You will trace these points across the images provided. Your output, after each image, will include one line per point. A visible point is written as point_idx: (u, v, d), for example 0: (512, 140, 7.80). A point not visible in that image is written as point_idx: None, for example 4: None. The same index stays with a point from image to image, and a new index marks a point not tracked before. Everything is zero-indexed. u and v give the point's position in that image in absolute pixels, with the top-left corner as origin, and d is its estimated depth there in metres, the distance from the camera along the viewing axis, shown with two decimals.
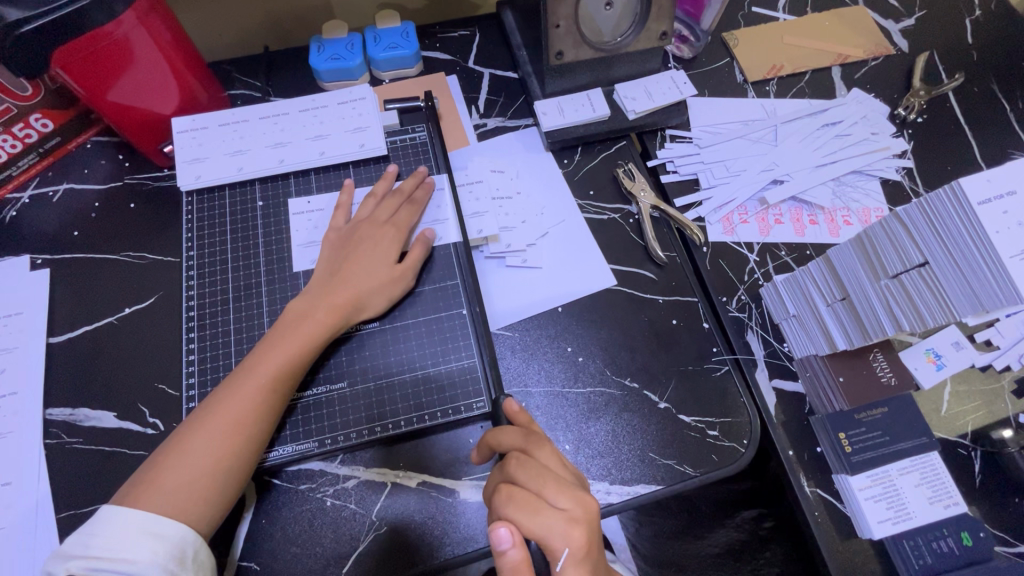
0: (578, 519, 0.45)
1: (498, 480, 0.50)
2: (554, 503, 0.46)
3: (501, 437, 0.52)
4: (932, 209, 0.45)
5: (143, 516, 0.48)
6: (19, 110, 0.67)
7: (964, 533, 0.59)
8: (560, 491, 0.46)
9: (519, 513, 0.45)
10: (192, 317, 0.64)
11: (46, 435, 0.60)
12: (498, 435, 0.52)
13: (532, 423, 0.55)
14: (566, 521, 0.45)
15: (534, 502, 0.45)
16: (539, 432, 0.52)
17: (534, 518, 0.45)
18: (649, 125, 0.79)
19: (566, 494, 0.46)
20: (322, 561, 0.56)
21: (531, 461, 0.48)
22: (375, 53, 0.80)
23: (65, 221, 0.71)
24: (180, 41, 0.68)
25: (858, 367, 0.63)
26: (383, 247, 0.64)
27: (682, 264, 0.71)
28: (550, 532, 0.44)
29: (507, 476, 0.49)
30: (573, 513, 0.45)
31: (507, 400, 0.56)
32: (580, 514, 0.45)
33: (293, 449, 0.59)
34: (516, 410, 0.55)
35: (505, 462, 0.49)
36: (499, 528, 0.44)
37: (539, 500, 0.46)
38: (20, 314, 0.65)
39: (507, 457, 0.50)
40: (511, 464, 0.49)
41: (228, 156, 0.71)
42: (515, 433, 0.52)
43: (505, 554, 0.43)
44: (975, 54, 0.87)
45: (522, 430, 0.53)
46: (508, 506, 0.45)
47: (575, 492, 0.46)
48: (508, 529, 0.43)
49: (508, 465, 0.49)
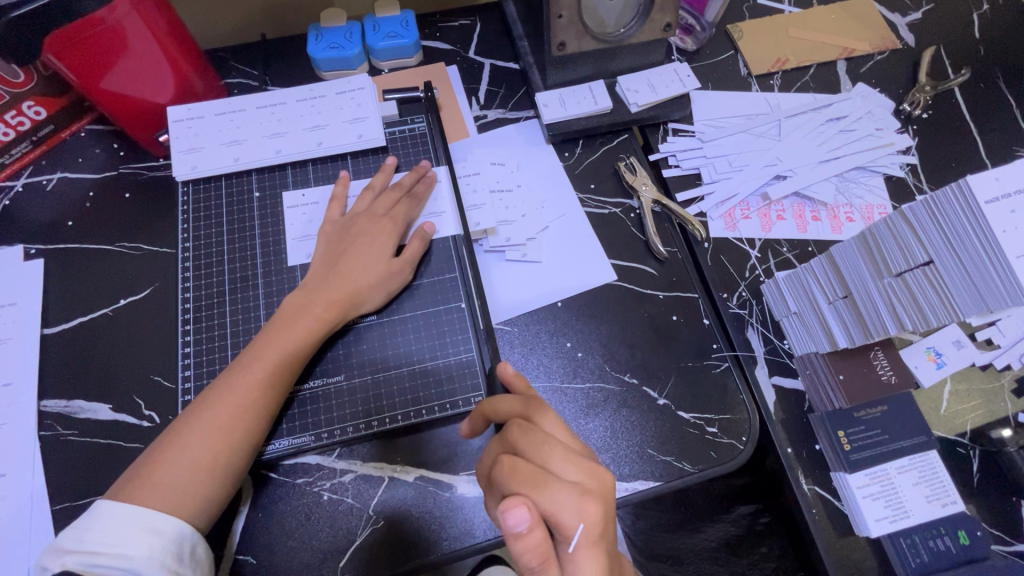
0: (590, 492, 0.42)
1: (499, 452, 0.47)
2: (562, 476, 0.43)
3: (501, 407, 0.51)
4: (939, 207, 0.44)
5: (139, 511, 0.48)
6: (11, 97, 0.66)
7: (960, 532, 0.59)
8: (568, 463, 0.44)
9: (527, 487, 0.42)
10: (188, 309, 0.64)
11: (40, 427, 0.60)
12: (499, 405, 0.51)
13: (528, 388, 0.54)
14: (578, 494, 0.42)
15: (540, 475, 0.43)
16: (539, 399, 0.50)
17: (544, 492, 0.42)
18: (651, 118, 0.78)
19: (576, 468, 0.44)
20: (319, 555, 0.55)
21: (536, 431, 0.46)
22: (374, 42, 0.78)
23: (60, 210, 0.70)
24: (176, 31, 0.67)
25: (858, 365, 0.63)
26: (381, 239, 0.63)
27: (683, 259, 0.70)
28: (563, 508, 0.41)
29: (510, 447, 0.46)
30: (585, 486, 0.43)
31: (502, 366, 0.55)
32: (592, 488, 0.43)
33: (290, 443, 0.58)
34: (510, 375, 0.54)
35: (506, 432, 0.47)
36: (513, 507, 0.39)
37: (546, 473, 0.43)
38: (14, 304, 0.65)
39: (509, 426, 0.48)
40: (514, 433, 0.46)
41: (224, 146, 0.70)
42: (515, 402, 0.50)
43: (522, 537, 0.39)
44: (982, 49, 0.86)
45: (520, 398, 0.51)
46: (513, 481, 0.42)
47: (584, 464, 0.44)
48: (524, 508, 0.39)
49: (510, 432, 0.46)
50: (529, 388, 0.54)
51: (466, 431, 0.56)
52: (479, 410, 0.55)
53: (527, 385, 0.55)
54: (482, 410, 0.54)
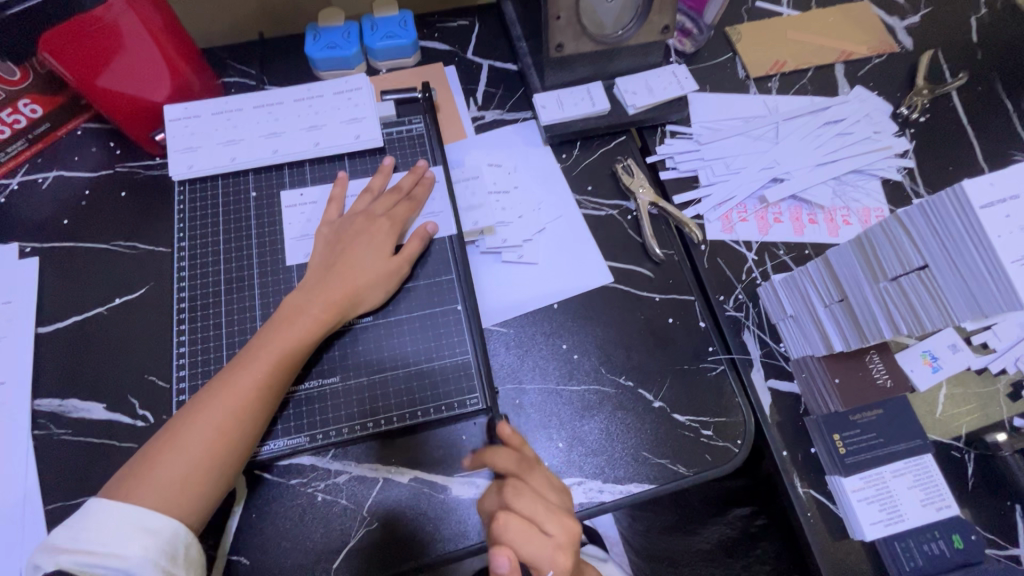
0: (563, 545, 0.50)
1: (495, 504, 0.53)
2: (544, 529, 0.50)
3: (496, 460, 0.53)
4: (934, 212, 0.44)
5: (134, 510, 0.47)
6: (7, 94, 0.65)
7: (955, 535, 0.59)
8: (550, 519, 0.50)
9: (513, 539, 0.49)
10: (183, 309, 0.63)
11: (33, 426, 0.60)
12: (495, 457, 0.54)
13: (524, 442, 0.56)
14: (553, 548, 0.49)
15: (526, 528, 0.49)
16: (534, 457, 0.54)
17: (526, 544, 0.49)
18: (648, 120, 0.78)
19: (555, 522, 0.50)
20: (312, 556, 0.55)
21: (527, 490, 0.51)
22: (372, 42, 0.78)
23: (55, 209, 0.70)
24: (170, 24, 0.66)
25: (854, 369, 0.63)
26: (379, 240, 0.63)
27: (680, 262, 0.70)
28: (540, 557, 0.49)
29: (503, 502, 0.52)
30: (560, 539, 0.50)
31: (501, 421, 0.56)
32: (565, 541, 0.50)
33: (285, 444, 0.58)
34: (508, 434, 0.54)
35: (502, 488, 0.52)
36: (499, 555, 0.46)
37: (531, 527, 0.49)
38: (8, 303, 0.64)
39: (504, 483, 0.52)
40: (508, 491, 0.52)
41: (220, 145, 0.69)
42: (512, 457, 0.54)
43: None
44: (980, 53, 0.86)
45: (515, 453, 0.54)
46: (502, 532, 0.49)
47: (563, 519, 0.50)
48: (507, 556, 0.46)
49: (506, 493, 0.52)
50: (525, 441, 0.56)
51: (468, 464, 0.59)
52: (482, 451, 0.57)
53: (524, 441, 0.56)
54: (482, 456, 0.56)
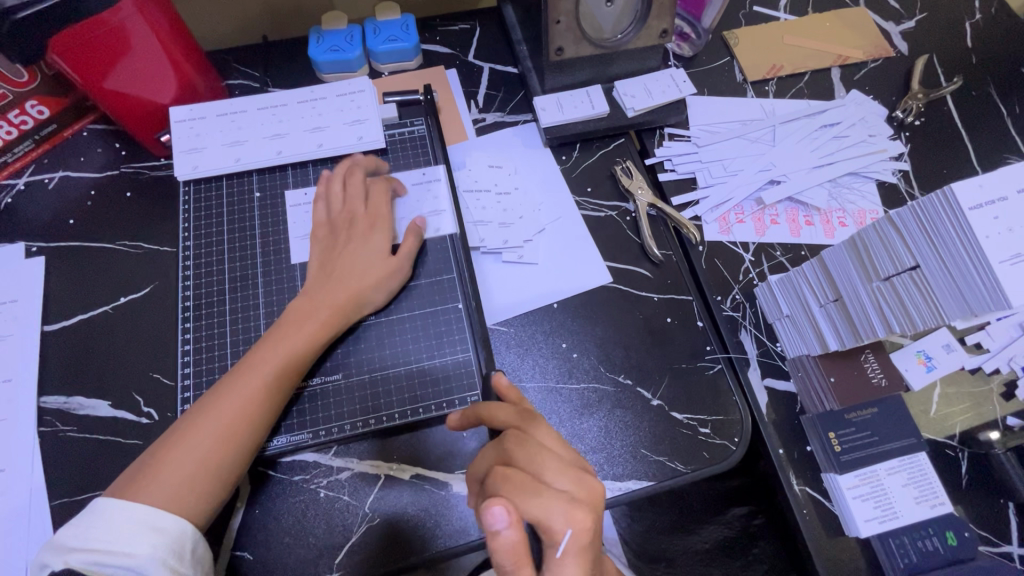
0: (579, 500, 0.44)
1: (495, 460, 0.49)
2: (554, 484, 0.44)
3: (496, 414, 0.52)
4: (925, 213, 0.45)
5: (143, 510, 0.48)
6: (14, 96, 0.66)
7: (948, 532, 0.60)
8: (560, 473, 0.45)
9: (516, 492, 0.43)
10: (187, 308, 0.64)
11: (40, 423, 0.60)
12: (493, 410, 0.52)
13: (522, 399, 0.55)
14: (567, 502, 0.43)
15: (531, 483, 0.44)
16: (534, 411, 0.52)
17: (532, 498, 0.43)
18: (647, 123, 0.79)
19: (567, 476, 0.45)
20: (315, 552, 0.56)
21: (531, 442, 0.48)
22: (375, 45, 0.79)
23: (61, 209, 0.71)
24: (177, 31, 0.67)
25: (849, 368, 0.64)
26: (375, 238, 0.64)
27: (678, 262, 0.71)
28: (551, 514, 0.42)
29: (504, 456, 0.48)
30: (574, 494, 0.44)
31: (497, 375, 0.56)
32: (582, 497, 0.44)
33: (289, 441, 0.59)
34: (506, 386, 0.55)
35: (503, 440, 0.48)
36: (495, 506, 0.41)
37: (536, 480, 0.44)
38: (15, 301, 0.65)
39: (504, 435, 0.49)
40: (510, 442, 0.48)
41: (225, 146, 0.70)
42: (511, 411, 0.52)
43: (500, 536, 0.40)
44: (974, 58, 0.87)
45: (514, 407, 0.53)
46: (505, 486, 0.44)
47: (575, 473, 0.45)
48: (505, 508, 0.41)
49: (507, 443, 0.48)
50: (522, 398, 0.55)
51: (453, 422, 0.55)
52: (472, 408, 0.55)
53: (521, 396, 0.55)
54: (474, 409, 0.54)
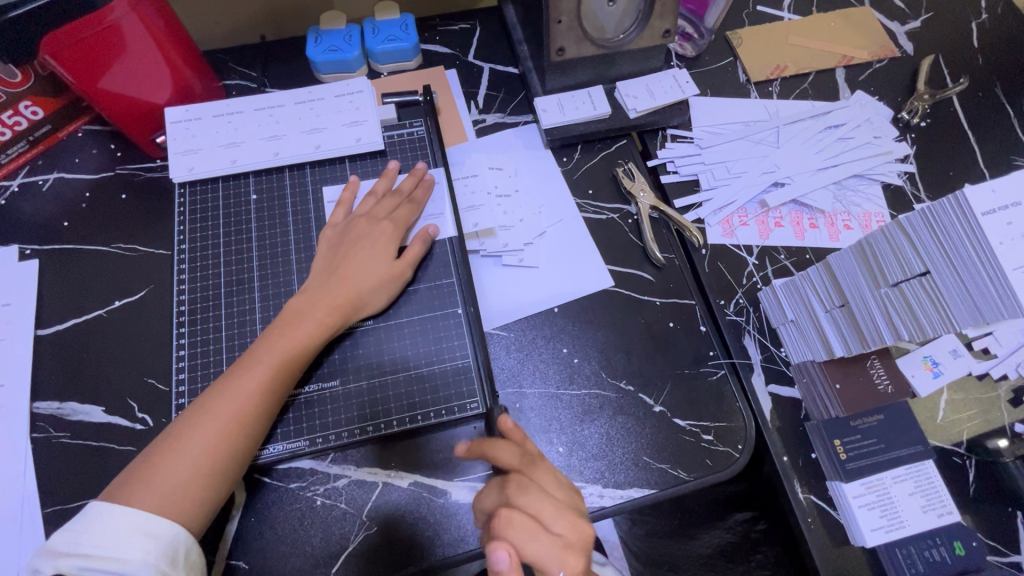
0: (572, 545, 0.47)
1: (496, 500, 0.50)
2: (551, 528, 0.47)
3: (500, 454, 0.52)
4: (936, 218, 0.44)
5: (138, 515, 0.47)
6: (8, 97, 0.65)
7: (956, 542, 0.59)
8: (556, 516, 0.48)
9: (517, 536, 0.46)
10: (182, 311, 0.63)
11: (32, 429, 0.59)
12: (496, 450, 0.52)
13: (525, 438, 0.54)
14: (562, 547, 0.47)
15: (531, 526, 0.47)
16: (535, 453, 0.53)
17: (533, 543, 0.46)
18: (649, 124, 0.78)
19: (563, 519, 0.48)
20: (311, 561, 0.55)
21: (532, 485, 0.50)
22: (374, 45, 0.78)
23: (55, 211, 0.70)
24: (172, 29, 0.66)
25: (855, 374, 0.62)
26: (381, 243, 0.63)
27: (681, 266, 0.70)
28: (547, 558, 0.46)
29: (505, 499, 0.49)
30: (568, 539, 0.47)
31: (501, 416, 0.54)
32: (574, 542, 0.47)
33: (284, 447, 0.58)
34: (510, 427, 0.53)
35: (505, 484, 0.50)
36: (498, 550, 0.43)
37: (537, 524, 0.47)
38: (8, 305, 0.64)
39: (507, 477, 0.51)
40: (511, 486, 0.50)
41: (221, 148, 0.69)
42: (514, 450, 0.52)
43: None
44: (980, 58, 0.86)
45: (518, 447, 0.53)
46: (505, 530, 0.46)
47: (571, 518, 0.48)
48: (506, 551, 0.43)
49: (509, 486, 0.50)
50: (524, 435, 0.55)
51: (462, 451, 0.55)
52: (478, 443, 0.54)
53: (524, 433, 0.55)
54: (481, 448, 0.53)
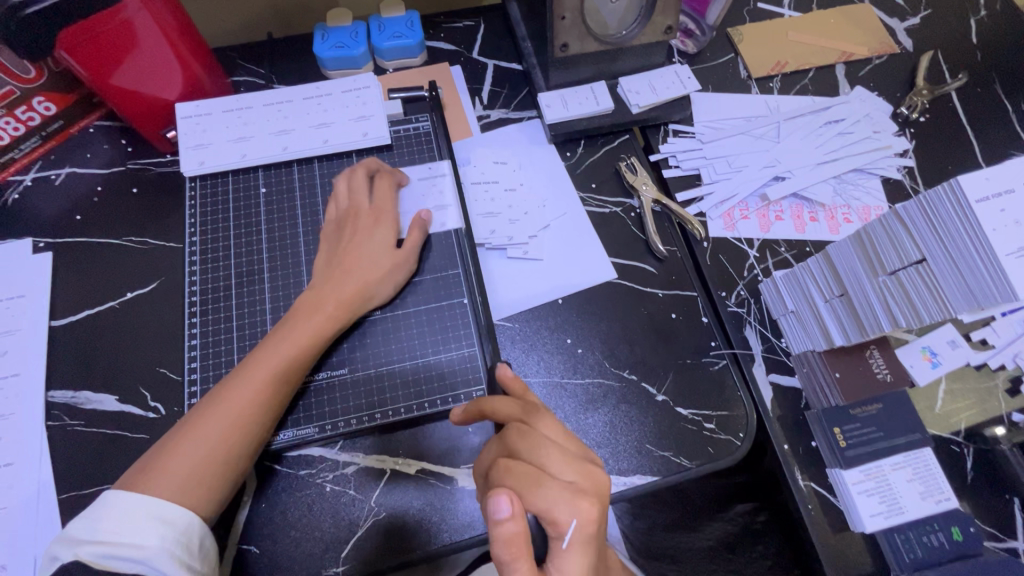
0: (584, 490, 0.45)
1: (497, 454, 0.50)
2: (556, 474, 0.46)
3: (496, 408, 0.52)
4: (931, 207, 0.45)
5: (155, 500, 0.48)
6: (21, 93, 0.66)
7: (954, 528, 0.60)
8: (562, 463, 0.46)
9: (518, 485, 0.45)
10: (194, 302, 0.64)
11: (47, 417, 0.61)
12: (497, 405, 0.52)
13: (526, 391, 0.55)
14: (573, 492, 0.45)
15: (533, 474, 0.45)
16: (536, 403, 0.52)
17: (535, 492, 0.45)
18: (651, 119, 0.79)
19: (570, 466, 0.46)
20: (321, 546, 0.56)
21: (533, 432, 0.49)
22: (379, 42, 0.79)
23: (68, 205, 0.71)
24: (183, 25, 0.67)
25: (856, 364, 0.64)
26: (380, 232, 0.64)
27: (683, 258, 0.71)
28: (556, 506, 0.44)
29: (507, 449, 0.49)
30: (579, 485, 0.45)
31: (501, 369, 0.56)
32: (586, 487, 0.45)
33: (294, 435, 0.59)
34: (510, 378, 0.55)
35: (504, 434, 0.49)
36: (498, 496, 0.42)
37: (541, 473, 0.46)
38: (23, 297, 0.65)
39: (507, 428, 0.50)
40: (511, 434, 0.49)
41: (230, 143, 0.71)
42: (513, 403, 0.52)
43: (501, 525, 0.42)
44: (978, 54, 0.87)
45: (517, 400, 0.53)
46: (507, 479, 0.46)
47: (579, 463, 0.47)
48: (507, 498, 0.42)
49: (509, 436, 0.49)
50: (526, 389, 0.56)
51: (456, 417, 0.54)
52: (473, 405, 0.54)
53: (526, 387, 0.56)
54: (476, 406, 0.54)
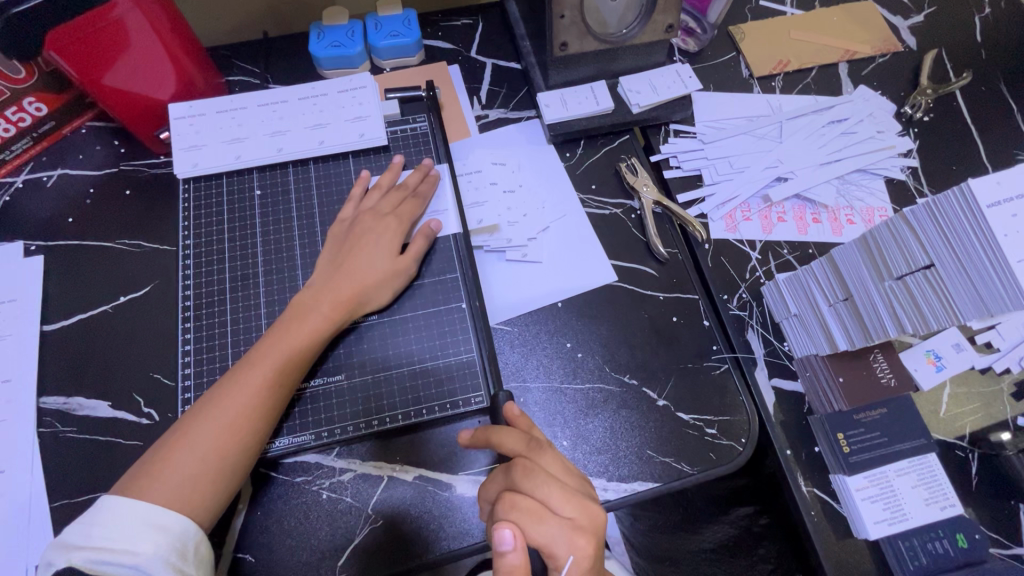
0: (583, 528, 0.45)
1: (500, 486, 0.49)
2: (558, 510, 0.45)
3: (502, 440, 0.51)
4: (939, 210, 0.44)
5: (148, 508, 0.47)
6: (11, 93, 0.65)
7: (959, 534, 0.59)
8: (565, 500, 0.45)
9: (521, 519, 0.44)
10: (188, 307, 0.63)
11: (39, 423, 0.60)
12: (503, 437, 0.51)
13: (532, 427, 0.54)
14: (570, 529, 0.44)
15: (536, 508, 0.45)
16: (541, 439, 0.51)
17: (537, 527, 0.44)
18: (652, 119, 0.78)
19: (572, 503, 0.45)
20: (318, 554, 0.55)
21: (539, 470, 0.47)
22: (376, 41, 0.78)
23: (60, 207, 0.70)
24: (176, 24, 0.66)
25: (859, 368, 0.63)
26: (385, 239, 0.63)
27: (684, 260, 0.70)
28: (554, 541, 0.44)
29: (510, 483, 0.48)
30: (579, 521, 0.45)
31: (509, 403, 0.54)
32: (585, 524, 0.45)
33: (290, 441, 0.58)
34: (516, 414, 0.53)
35: (509, 468, 0.48)
36: (502, 529, 0.43)
37: (543, 508, 0.45)
38: (14, 301, 0.64)
39: (512, 463, 0.49)
40: (516, 471, 0.47)
41: (225, 144, 0.70)
42: (520, 437, 0.51)
43: (505, 556, 0.42)
44: (982, 52, 0.86)
45: (523, 434, 0.51)
46: (510, 513, 0.45)
47: (581, 500, 0.46)
48: (511, 531, 0.43)
49: (513, 471, 0.48)
50: (532, 426, 0.54)
51: (467, 439, 0.54)
52: (483, 431, 0.53)
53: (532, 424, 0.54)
54: (485, 434, 0.52)
